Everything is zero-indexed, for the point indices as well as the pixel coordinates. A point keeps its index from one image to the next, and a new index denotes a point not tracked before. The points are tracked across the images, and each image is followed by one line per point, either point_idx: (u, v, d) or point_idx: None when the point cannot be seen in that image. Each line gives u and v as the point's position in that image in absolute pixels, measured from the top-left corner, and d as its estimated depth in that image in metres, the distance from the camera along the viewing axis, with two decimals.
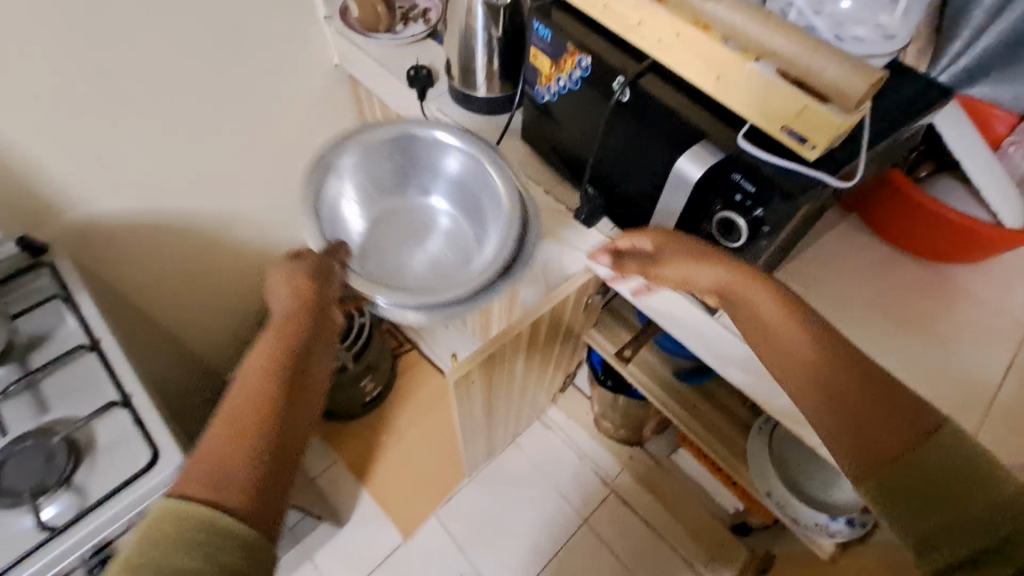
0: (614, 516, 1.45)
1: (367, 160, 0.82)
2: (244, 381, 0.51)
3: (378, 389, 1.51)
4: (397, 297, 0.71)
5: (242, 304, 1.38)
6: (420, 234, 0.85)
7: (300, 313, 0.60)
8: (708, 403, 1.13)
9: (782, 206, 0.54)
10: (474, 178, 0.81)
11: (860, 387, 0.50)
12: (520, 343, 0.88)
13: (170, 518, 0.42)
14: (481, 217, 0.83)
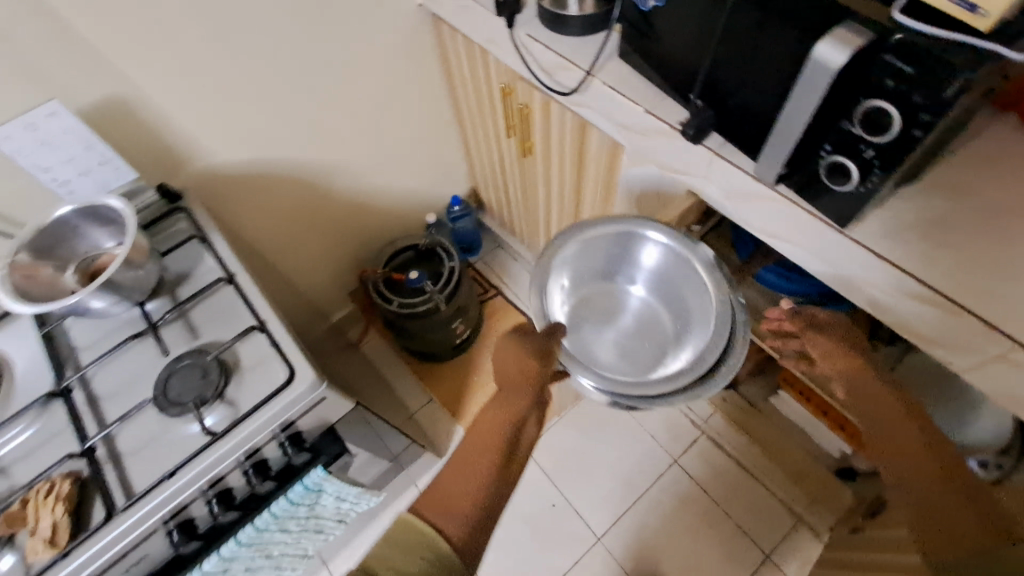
0: (705, 457, 1.44)
1: (587, 248, 0.79)
2: (474, 437, 0.67)
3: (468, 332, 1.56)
4: (598, 379, 0.67)
5: (342, 251, 1.47)
6: (613, 314, 0.82)
7: (524, 386, 0.68)
8: None
9: (945, 80, 0.48)
10: (686, 273, 0.77)
11: (939, 483, 0.61)
12: None
13: (412, 524, 0.59)
14: (683, 319, 0.78)
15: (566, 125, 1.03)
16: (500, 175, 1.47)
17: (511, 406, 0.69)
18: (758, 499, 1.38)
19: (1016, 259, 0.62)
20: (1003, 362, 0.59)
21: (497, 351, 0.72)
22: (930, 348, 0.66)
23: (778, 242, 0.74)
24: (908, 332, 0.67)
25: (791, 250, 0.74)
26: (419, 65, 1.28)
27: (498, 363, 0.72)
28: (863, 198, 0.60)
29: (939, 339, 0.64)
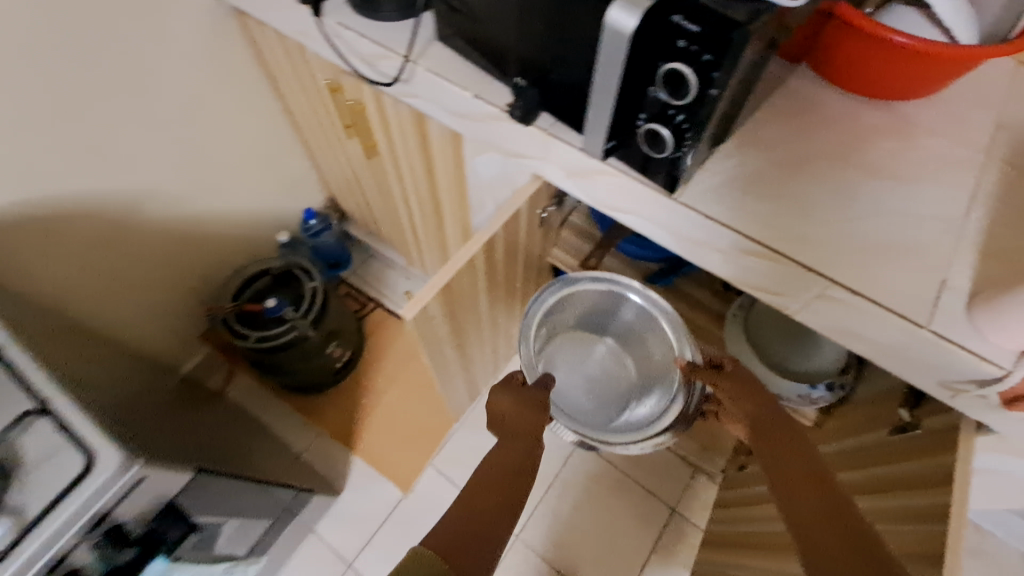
0: None
1: (562, 301, 0.97)
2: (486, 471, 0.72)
3: (347, 354, 1.42)
4: (576, 427, 0.88)
5: (179, 288, 1.29)
6: (586, 358, 1.05)
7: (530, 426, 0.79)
8: (681, 302, 1.11)
9: (729, 42, 0.48)
10: (646, 330, 0.97)
11: (821, 498, 0.64)
12: (477, 268, 0.82)
13: (424, 556, 0.57)
14: (643, 371, 1.00)
15: (403, 121, 0.96)
16: (353, 181, 1.36)
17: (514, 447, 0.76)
18: (659, 459, 1.44)
19: (823, 203, 0.67)
20: (825, 299, 0.64)
21: (497, 402, 0.82)
22: (766, 296, 0.69)
23: (624, 215, 0.74)
24: (746, 284, 0.69)
25: (636, 221, 0.74)
26: (229, 66, 1.14)
27: (501, 418, 0.81)
28: (680, 164, 0.62)
29: (771, 285, 0.67)
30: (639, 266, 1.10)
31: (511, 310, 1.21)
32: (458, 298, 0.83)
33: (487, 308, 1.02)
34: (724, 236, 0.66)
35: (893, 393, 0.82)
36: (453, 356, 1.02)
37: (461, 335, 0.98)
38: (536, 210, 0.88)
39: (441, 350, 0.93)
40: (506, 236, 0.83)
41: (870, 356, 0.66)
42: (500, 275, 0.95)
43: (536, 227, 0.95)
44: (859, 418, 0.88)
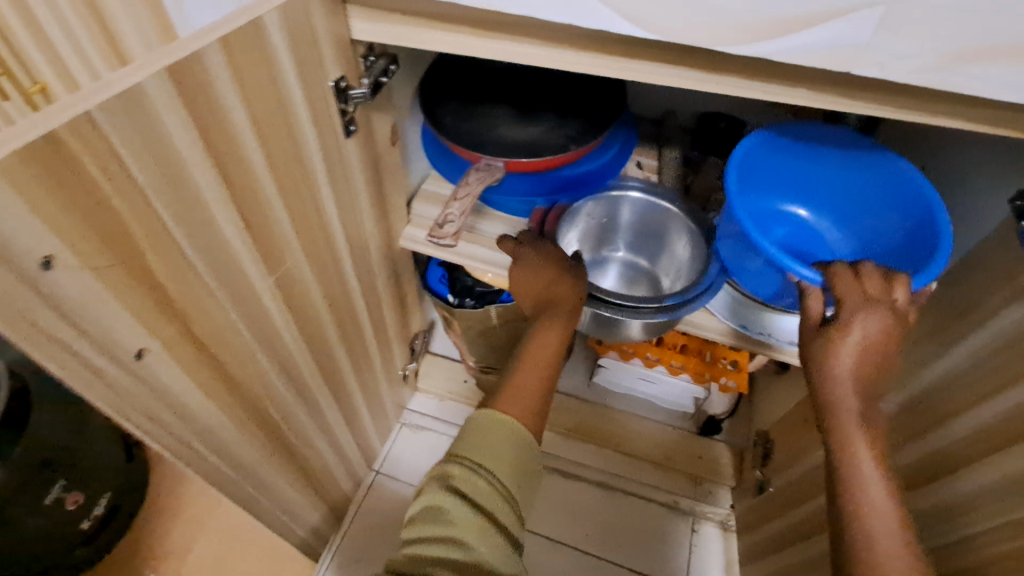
0: (556, 498, 0.98)
1: (580, 216, 0.72)
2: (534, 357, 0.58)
3: (88, 496, 0.81)
4: (600, 301, 0.61)
5: None
6: (616, 278, 0.77)
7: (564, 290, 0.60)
8: (642, 232, 0.75)
9: None
10: (668, 224, 0.72)
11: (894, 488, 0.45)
12: (198, 176, 0.37)
13: (499, 438, 0.50)
14: (675, 271, 0.74)
15: None
16: None
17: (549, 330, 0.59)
18: (641, 519, 0.97)
19: None
20: (869, 65, 0.36)
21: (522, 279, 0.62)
22: (744, 77, 0.42)
23: (507, 38, 0.44)
24: (705, 70, 0.42)
25: (532, 43, 0.44)
26: None
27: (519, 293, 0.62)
28: None
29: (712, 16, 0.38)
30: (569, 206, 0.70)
31: (366, 339, 0.74)
32: (164, 252, 0.36)
33: (298, 317, 0.54)
34: (708, 9, 0.35)
35: (1014, 233, 0.49)
36: (242, 424, 0.51)
37: (242, 372, 0.48)
38: (324, 81, 0.46)
39: (184, 402, 0.43)
40: (256, 111, 0.40)
41: (906, 113, 0.42)
42: (295, 234, 0.49)
43: (346, 138, 0.52)
44: (950, 312, 0.55)
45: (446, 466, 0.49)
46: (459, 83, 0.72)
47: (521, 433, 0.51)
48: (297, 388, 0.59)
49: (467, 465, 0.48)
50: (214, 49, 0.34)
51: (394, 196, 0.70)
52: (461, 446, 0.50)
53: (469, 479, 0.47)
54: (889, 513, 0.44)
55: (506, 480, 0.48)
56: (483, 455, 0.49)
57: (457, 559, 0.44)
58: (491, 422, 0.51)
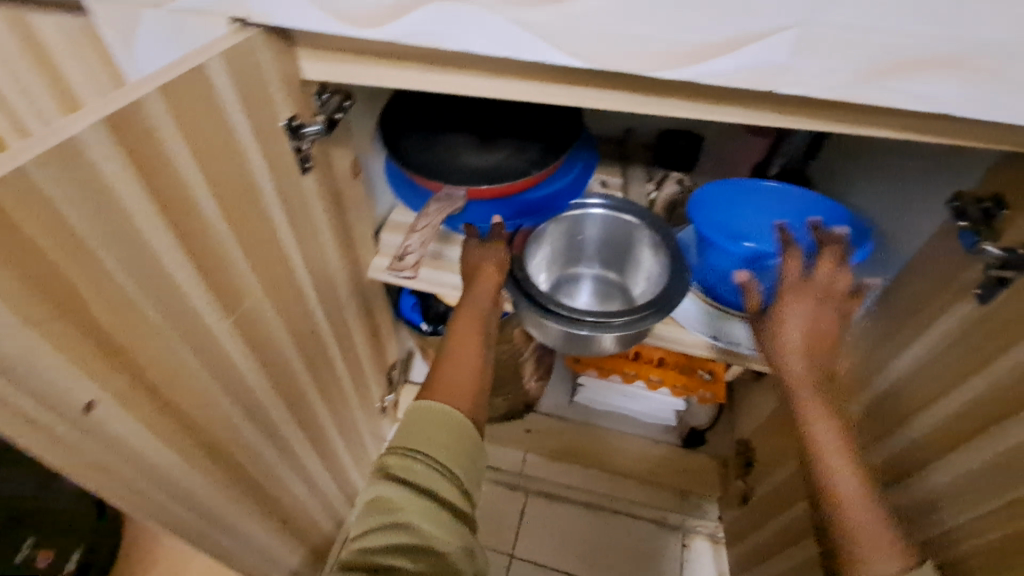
0: (544, 522, 0.97)
1: (545, 236, 0.72)
2: (456, 361, 0.56)
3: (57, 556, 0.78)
4: (569, 320, 0.61)
5: None
6: (585, 294, 0.78)
7: (484, 283, 0.62)
8: (608, 246, 0.76)
9: None
10: (631, 237, 0.72)
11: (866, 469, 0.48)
12: (143, 224, 0.37)
13: (435, 422, 0.48)
14: (642, 283, 0.75)
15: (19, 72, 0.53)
16: None
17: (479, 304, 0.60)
18: (631, 537, 0.96)
19: None
20: (791, 83, 0.38)
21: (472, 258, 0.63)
22: (680, 99, 0.44)
23: (453, 71, 0.46)
24: (644, 94, 0.44)
25: (478, 75, 0.46)
26: None
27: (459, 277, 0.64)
28: None
29: None
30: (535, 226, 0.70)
31: (338, 374, 0.73)
32: (111, 300, 0.36)
33: (262, 357, 0.54)
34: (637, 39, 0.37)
35: (952, 231, 0.51)
36: (209, 471, 0.50)
37: (205, 417, 0.48)
38: (275, 121, 0.46)
39: (143, 453, 0.42)
40: (204, 154, 0.40)
41: (835, 124, 0.44)
42: (253, 274, 0.49)
43: (304, 175, 0.53)
44: (902, 311, 0.56)
45: (383, 458, 0.47)
46: (421, 115, 0.74)
47: (459, 419, 0.49)
48: (266, 429, 0.58)
49: (402, 454, 0.46)
50: (153, 97, 0.35)
51: (359, 229, 0.70)
52: (397, 437, 0.48)
53: (405, 465, 0.45)
54: (858, 491, 0.47)
55: (446, 463, 0.46)
56: (415, 441, 0.47)
57: (406, 545, 0.42)
58: (421, 412, 0.49)
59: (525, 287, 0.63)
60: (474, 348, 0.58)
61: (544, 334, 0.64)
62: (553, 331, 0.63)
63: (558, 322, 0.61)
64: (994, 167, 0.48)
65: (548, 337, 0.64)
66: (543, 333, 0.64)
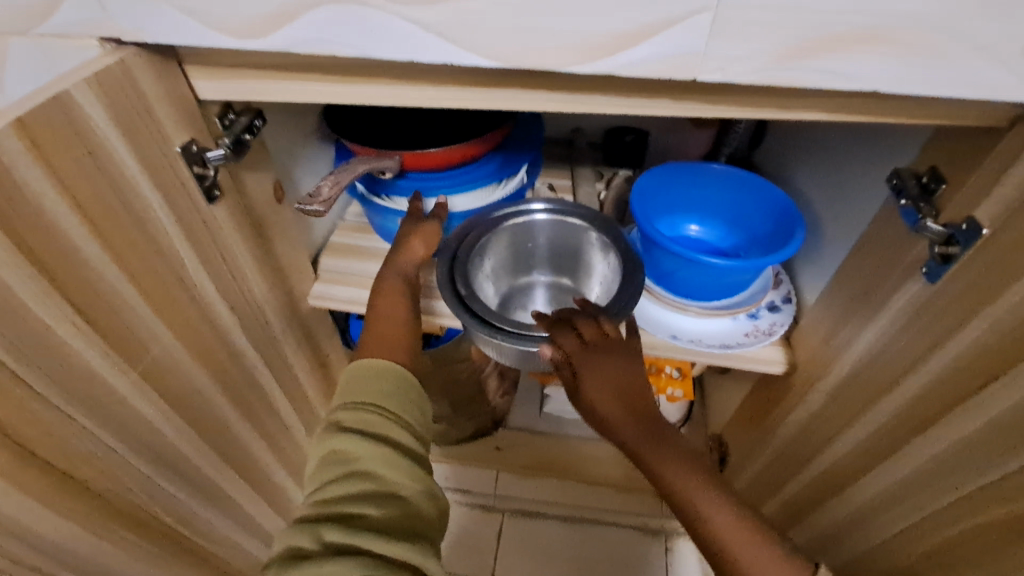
0: (521, 542, 0.93)
1: (490, 246, 0.69)
2: (388, 309, 0.58)
3: None
4: (518, 335, 0.57)
5: None
6: (539, 302, 0.76)
7: (411, 253, 0.62)
8: (560, 251, 0.73)
9: None
10: (579, 239, 0.70)
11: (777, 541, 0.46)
12: (4, 276, 0.32)
13: (383, 376, 0.51)
14: (596, 286, 0.72)
15: None
16: None
17: (399, 289, 0.59)
18: (612, 548, 0.93)
19: None
20: (712, 70, 0.36)
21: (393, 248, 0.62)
22: (606, 94, 0.41)
23: (365, 82, 0.42)
24: (568, 91, 0.41)
25: (391, 84, 0.42)
26: None
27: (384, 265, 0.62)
28: None
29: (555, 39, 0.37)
30: (480, 224, 0.68)
31: (281, 412, 0.68)
32: None
33: (182, 407, 0.48)
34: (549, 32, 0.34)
35: (894, 209, 0.50)
36: (126, 542, 0.45)
37: (114, 484, 0.42)
38: (169, 148, 0.42)
39: (36, 535, 0.37)
40: (78, 191, 0.35)
41: (767, 109, 0.42)
42: (159, 318, 0.44)
43: (212, 204, 0.48)
44: (855, 293, 0.55)
45: (335, 416, 0.49)
46: (369, 110, 0.71)
47: (402, 372, 0.52)
48: (197, 485, 0.52)
49: (354, 409, 0.49)
50: (2, 131, 0.30)
51: (292, 255, 0.66)
52: (347, 396, 0.50)
53: (358, 415, 0.48)
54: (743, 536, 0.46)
55: (398, 412, 0.50)
56: (365, 395, 0.49)
57: (368, 490, 0.45)
58: (365, 366, 0.52)
59: (472, 305, 0.59)
60: (398, 325, 0.57)
61: (495, 353, 0.61)
62: (503, 350, 0.59)
63: (509, 340, 0.57)
64: (929, 142, 0.48)
65: (499, 356, 0.61)
66: (495, 352, 0.60)
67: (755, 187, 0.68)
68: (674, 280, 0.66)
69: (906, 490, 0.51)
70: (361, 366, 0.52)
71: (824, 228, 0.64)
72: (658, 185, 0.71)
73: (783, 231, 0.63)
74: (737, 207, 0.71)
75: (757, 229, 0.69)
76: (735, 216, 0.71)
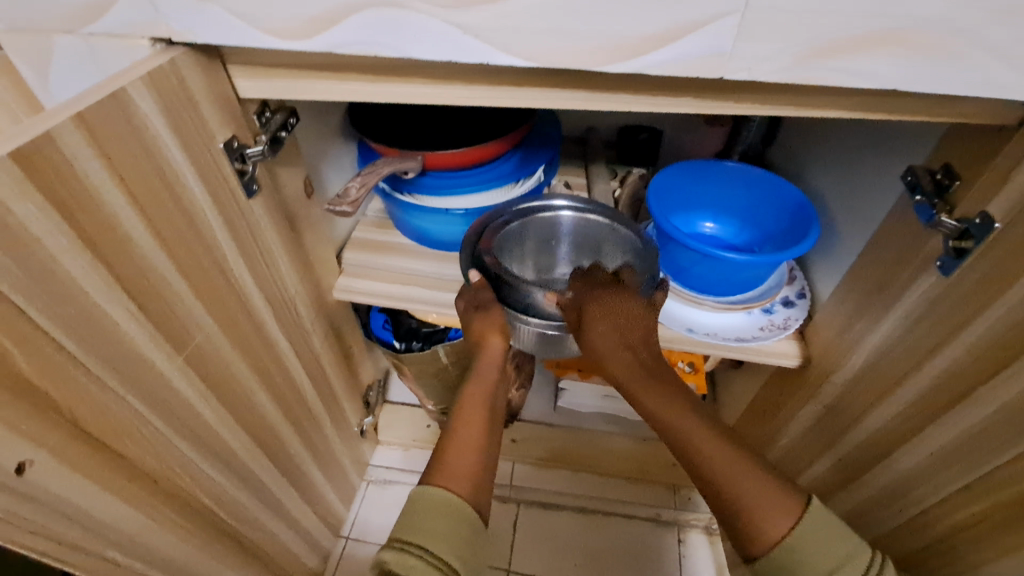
0: (537, 532, 0.95)
1: (510, 238, 0.70)
2: (468, 412, 0.53)
3: None
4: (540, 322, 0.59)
5: None
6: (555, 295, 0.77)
7: (492, 349, 0.57)
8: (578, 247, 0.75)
9: None
10: (599, 235, 0.71)
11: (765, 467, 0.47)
12: (68, 265, 0.34)
13: (437, 509, 0.43)
14: None
15: None
16: None
17: (489, 375, 0.56)
18: (626, 538, 0.95)
19: None
20: (738, 69, 0.37)
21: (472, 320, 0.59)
22: (632, 93, 0.43)
23: (399, 80, 0.44)
24: (596, 91, 0.43)
25: (424, 82, 0.44)
26: None
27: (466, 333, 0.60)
28: None
29: None
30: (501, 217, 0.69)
31: (309, 402, 0.70)
32: (36, 347, 0.33)
33: (220, 394, 0.50)
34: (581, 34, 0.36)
35: (908, 206, 0.51)
36: (170, 522, 0.47)
37: (159, 465, 0.44)
38: (213, 145, 0.44)
39: (92, 510, 0.39)
40: (133, 185, 0.37)
41: (788, 107, 0.43)
42: (201, 307, 0.46)
43: (250, 199, 0.50)
44: (869, 288, 0.56)
45: (379, 554, 0.42)
46: (390, 110, 0.73)
47: (457, 501, 0.44)
48: (232, 468, 0.54)
49: (400, 548, 0.41)
50: (68, 127, 0.32)
51: (319, 250, 0.68)
52: (398, 527, 0.43)
53: (405, 566, 0.40)
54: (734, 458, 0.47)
55: (447, 557, 0.41)
56: (413, 531, 0.42)
57: None
58: (428, 499, 0.44)
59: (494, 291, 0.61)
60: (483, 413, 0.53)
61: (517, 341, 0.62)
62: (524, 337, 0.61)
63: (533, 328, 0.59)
64: (943, 139, 0.49)
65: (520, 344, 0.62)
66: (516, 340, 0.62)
67: (770, 184, 0.69)
68: (692, 273, 0.67)
69: (920, 480, 0.52)
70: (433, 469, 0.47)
71: (840, 223, 0.66)
72: (675, 182, 0.73)
73: (799, 226, 0.65)
74: (753, 205, 0.72)
75: (772, 226, 0.70)
76: (753, 216, 0.73)
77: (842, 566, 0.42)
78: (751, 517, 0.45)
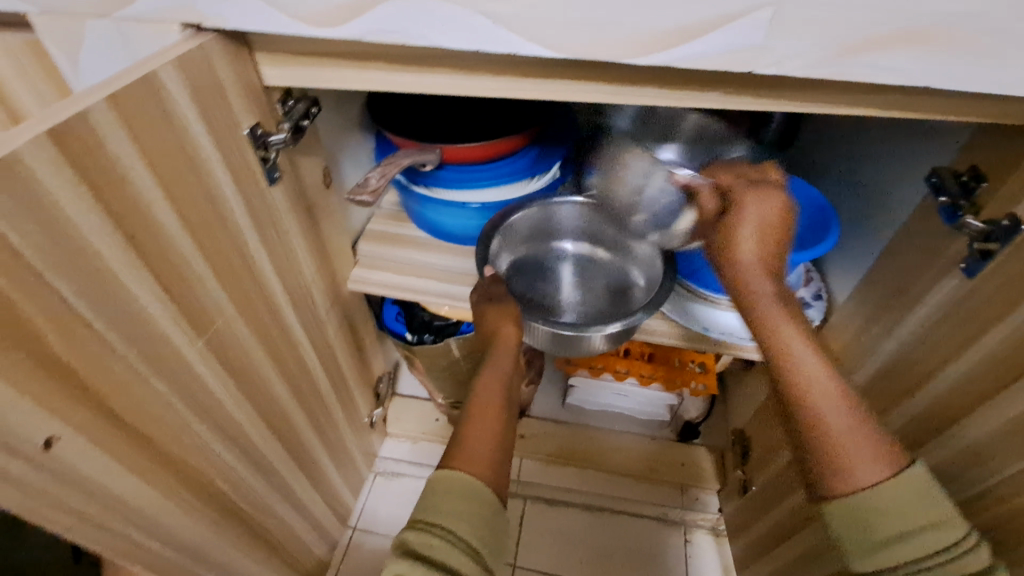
0: (543, 528, 0.95)
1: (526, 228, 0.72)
2: (484, 396, 0.53)
3: None
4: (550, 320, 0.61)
5: None
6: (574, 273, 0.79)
7: (507, 338, 0.58)
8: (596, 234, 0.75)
9: None
10: None
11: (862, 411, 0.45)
12: (98, 245, 0.34)
13: (458, 490, 0.43)
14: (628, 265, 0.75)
15: None
16: None
17: (502, 366, 0.55)
18: (633, 536, 0.94)
19: None
20: (767, 64, 0.37)
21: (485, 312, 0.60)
22: (657, 87, 0.43)
23: (424, 69, 0.44)
24: (620, 85, 0.43)
25: (448, 72, 0.44)
26: None
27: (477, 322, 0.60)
28: None
29: None
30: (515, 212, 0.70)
31: (321, 391, 0.70)
32: (65, 325, 0.33)
33: (237, 378, 0.51)
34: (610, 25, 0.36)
35: (932, 207, 0.51)
36: (186, 504, 0.48)
37: (178, 446, 0.45)
38: (238, 131, 0.44)
39: (112, 488, 0.40)
40: (160, 167, 0.37)
41: (814, 105, 0.43)
42: (222, 291, 0.46)
43: (271, 186, 0.50)
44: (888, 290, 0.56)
45: (399, 535, 0.42)
46: (407, 103, 0.73)
47: (478, 483, 0.44)
48: (247, 452, 0.55)
49: (421, 528, 0.42)
50: (101, 108, 0.32)
51: (335, 239, 0.68)
52: (417, 508, 0.44)
53: (426, 546, 0.40)
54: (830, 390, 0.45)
55: (468, 537, 0.41)
56: (434, 511, 0.42)
57: None
58: (448, 481, 0.44)
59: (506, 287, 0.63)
60: (497, 398, 0.52)
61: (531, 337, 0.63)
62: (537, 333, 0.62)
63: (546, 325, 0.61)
64: (970, 141, 0.48)
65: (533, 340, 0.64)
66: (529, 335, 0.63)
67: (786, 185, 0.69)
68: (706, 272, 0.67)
69: None
70: (454, 453, 0.47)
71: (860, 224, 0.65)
72: None
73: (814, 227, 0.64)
74: None
75: None
76: None
77: (927, 529, 0.40)
78: (840, 458, 0.43)
